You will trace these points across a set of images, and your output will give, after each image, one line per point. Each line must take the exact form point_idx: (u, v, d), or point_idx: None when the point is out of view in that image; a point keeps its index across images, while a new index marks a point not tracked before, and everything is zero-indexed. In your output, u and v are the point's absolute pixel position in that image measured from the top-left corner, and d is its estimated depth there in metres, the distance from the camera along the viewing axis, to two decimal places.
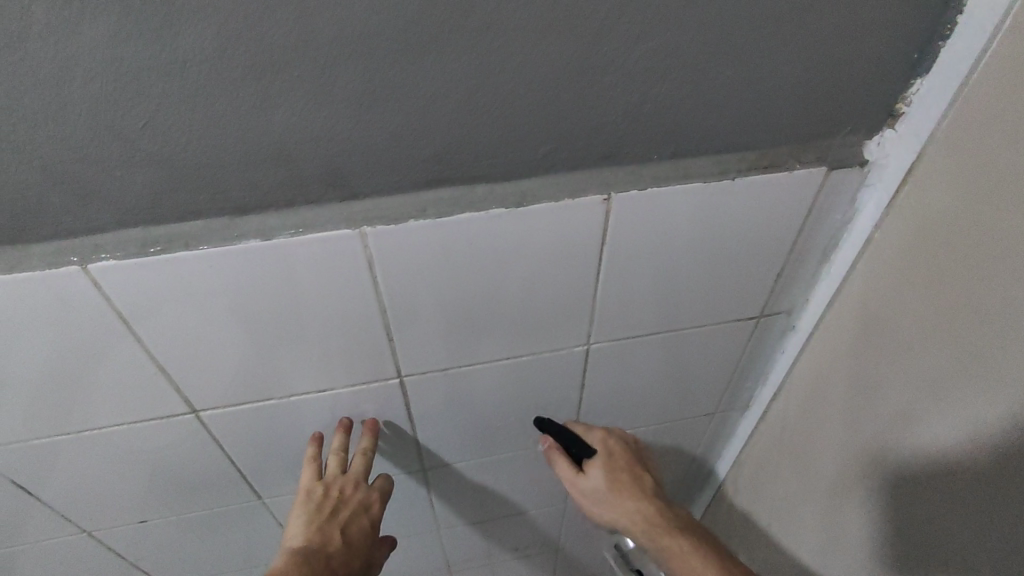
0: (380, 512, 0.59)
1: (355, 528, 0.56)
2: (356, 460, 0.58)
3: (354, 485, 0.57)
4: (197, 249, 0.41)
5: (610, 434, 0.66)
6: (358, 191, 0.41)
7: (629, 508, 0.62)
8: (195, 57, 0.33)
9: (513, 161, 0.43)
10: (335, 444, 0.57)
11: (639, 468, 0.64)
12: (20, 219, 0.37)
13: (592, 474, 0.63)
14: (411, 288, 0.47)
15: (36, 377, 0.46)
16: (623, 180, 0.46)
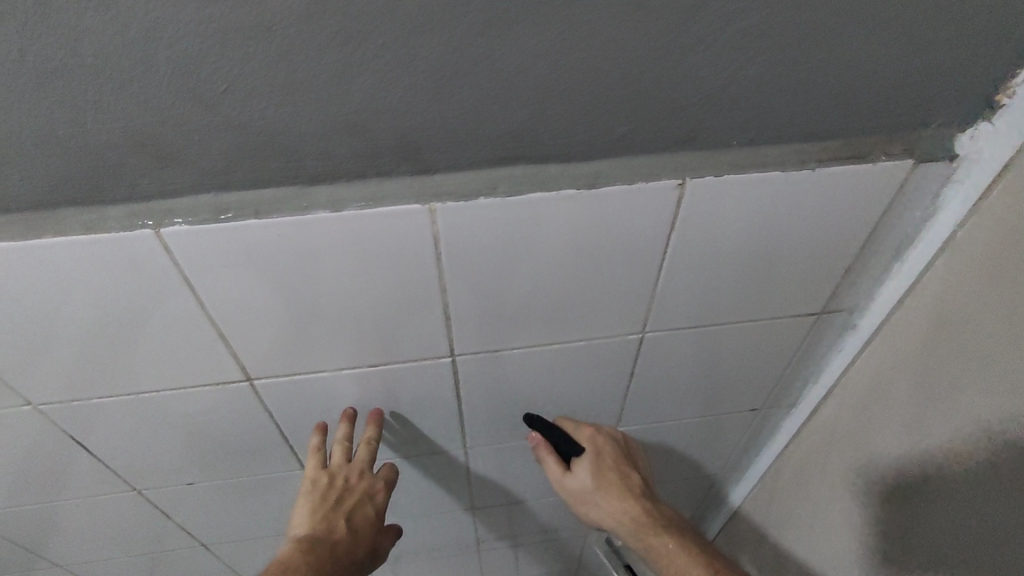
0: (384, 499, 0.62)
1: (360, 516, 0.60)
2: (361, 449, 0.60)
3: (358, 475, 0.60)
4: (267, 218, 0.40)
5: (600, 432, 0.67)
6: (430, 165, 0.40)
7: (616, 507, 0.65)
8: (281, 20, 0.32)
9: (591, 141, 0.41)
10: (340, 433, 0.59)
11: (628, 465, 0.66)
12: (98, 180, 0.37)
13: (581, 473, 0.65)
14: (473, 266, 0.46)
15: (102, 339, 0.47)
16: (701, 166, 0.44)
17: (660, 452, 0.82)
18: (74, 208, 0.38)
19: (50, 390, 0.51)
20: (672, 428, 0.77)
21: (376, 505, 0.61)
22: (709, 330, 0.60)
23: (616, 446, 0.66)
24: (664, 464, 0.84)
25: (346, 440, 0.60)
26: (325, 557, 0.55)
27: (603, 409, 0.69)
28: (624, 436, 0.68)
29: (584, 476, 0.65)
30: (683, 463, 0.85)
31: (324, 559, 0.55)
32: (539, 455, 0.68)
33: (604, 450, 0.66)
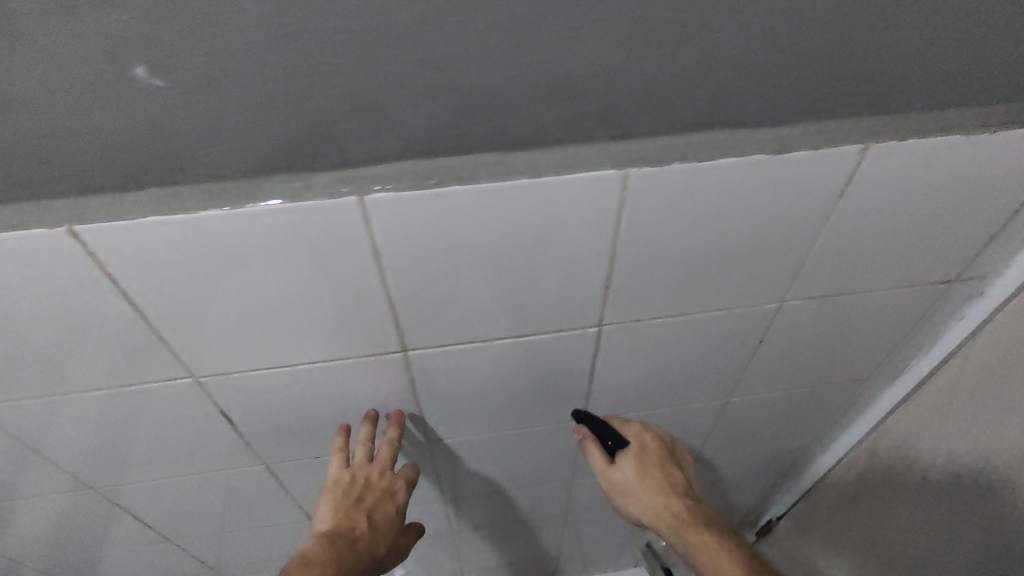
0: (405, 497, 0.63)
1: (381, 514, 0.61)
2: (383, 448, 0.62)
3: (380, 473, 0.62)
4: (469, 184, 0.40)
5: (646, 429, 0.68)
6: (631, 130, 0.40)
7: (655, 502, 0.66)
8: None
9: (788, 104, 0.41)
10: (364, 433, 0.61)
11: (670, 464, 0.68)
12: (311, 146, 0.36)
13: (624, 468, 0.66)
14: (647, 231, 0.47)
15: (278, 311, 0.47)
16: (890, 130, 0.44)
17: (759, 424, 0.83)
18: (282, 175, 0.38)
19: (214, 364, 0.51)
20: (776, 399, 0.77)
21: (396, 503, 0.63)
22: (844, 299, 0.60)
23: (661, 445, 0.68)
24: (760, 433, 0.86)
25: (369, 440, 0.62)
26: (348, 554, 0.57)
27: (720, 381, 0.69)
28: (670, 436, 0.69)
29: (627, 469, 0.67)
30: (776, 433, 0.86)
31: (345, 556, 0.56)
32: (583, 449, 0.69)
33: (649, 446, 0.67)
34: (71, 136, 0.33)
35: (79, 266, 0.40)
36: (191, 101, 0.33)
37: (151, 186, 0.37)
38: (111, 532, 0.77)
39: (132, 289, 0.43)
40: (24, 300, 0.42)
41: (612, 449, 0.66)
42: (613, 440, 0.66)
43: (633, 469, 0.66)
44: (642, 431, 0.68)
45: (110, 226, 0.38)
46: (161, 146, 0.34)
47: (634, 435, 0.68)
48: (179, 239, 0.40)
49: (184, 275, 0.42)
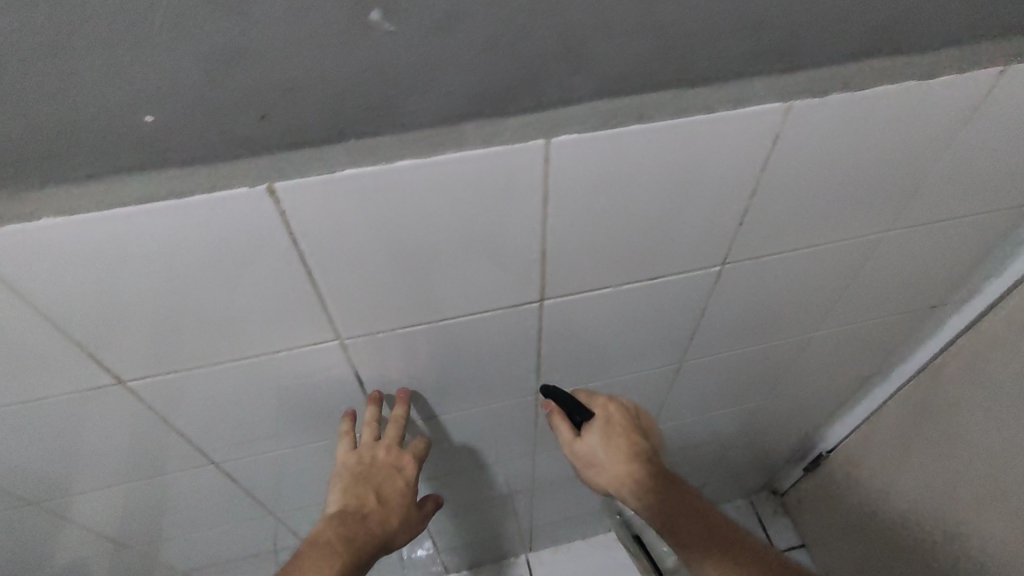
0: (414, 471, 0.62)
1: (391, 490, 0.61)
2: (390, 428, 0.61)
3: (387, 450, 0.61)
4: (649, 122, 0.41)
5: (612, 402, 0.68)
6: (799, 63, 0.42)
7: (620, 472, 0.64)
8: None
9: (938, 28, 0.43)
10: (369, 415, 0.60)
11: (637, 435, 0.66)
12: (514, 89, 0.37)
13: (591, 438, 0.65)
14: (792, 165, 0.49)
15: (436, 267, 0.47)
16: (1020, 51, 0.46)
17: (830, 357, 0.88)
18: (476, 122, 0.38)
19: (364, 325, 0.51)
20: (852, 330, 0.81)
21: (406, 477, 0.62)
22: (939, 225, 0.63)
23: (627, 416, 0.67)
24: (829, 366, 0.91)
25: (376, 420, 0.61)
26: (357, 531, 0.57)
27: (810, 316, 0.73)
28: (636, 408, 0.68)
29: (595, 442, 0.65)
30: (840, 364, 0.91)
31: (354, 533, 0.56)
32: (553, 425, 0.69)
33: (614, 416, 0.67)
34: (294, 89, 0.34)
35: (267, 227, 0.40)
36: (416, 47, 0.34)
37: (352, 139, 0.37)
38: (223, 503, 0.79)
39: (309, 250, 0.43)
40: (202, 268, 0.42)
41: (578, 421, 0.65)
42: (577, 412, 0.65)
43: (599, 438, 0.65)
44: (607, 404, 0.67)
45: (311, 182, 0.38)
46: (378, 92, 0.35)
47: (599, 406, 0.67)
48: (371, 193, 0.40)
49: (364, 233, 0.43)
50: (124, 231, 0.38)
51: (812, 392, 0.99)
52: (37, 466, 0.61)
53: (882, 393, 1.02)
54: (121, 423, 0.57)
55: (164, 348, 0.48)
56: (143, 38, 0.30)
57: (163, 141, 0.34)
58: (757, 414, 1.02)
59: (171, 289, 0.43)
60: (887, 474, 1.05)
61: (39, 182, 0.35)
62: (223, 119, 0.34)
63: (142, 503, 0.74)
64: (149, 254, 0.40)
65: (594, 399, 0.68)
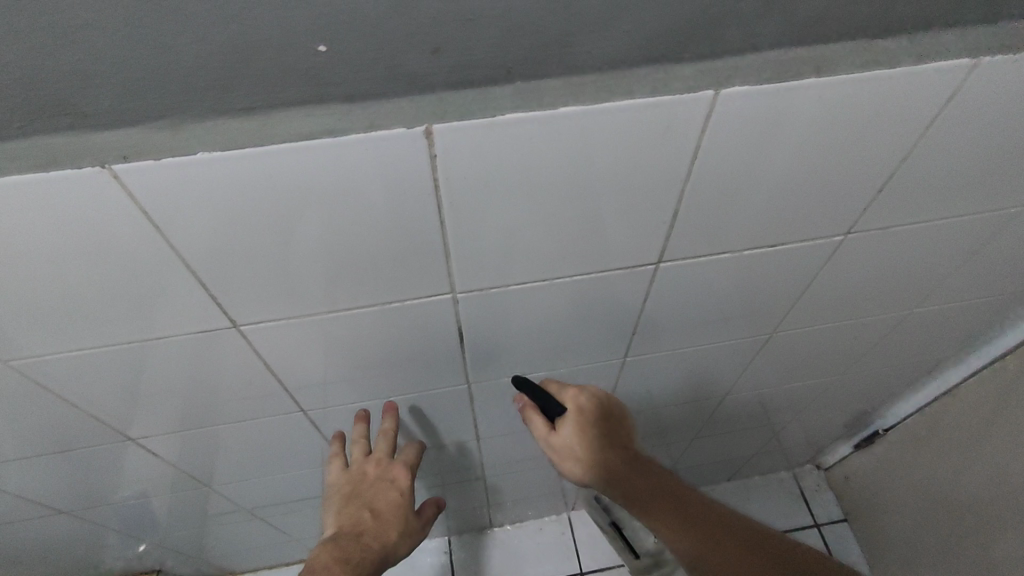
0: (406, 482, 0.70)
1: (384, 501, 0.68)
2: (379, 441, 0.69)
3: (376, 462, 0.68)
4: (826, 76, 0.38)
5: (583, 391, 0.63)
6: (996, 14, 0.38)
7: (599, 464, 0.60)
8: None
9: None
10: (357, 433, 0.69)
11: (612, 423, 0.62)
12: (696, 32, 0.35)
13: (561, 434, 0.61)
14: (952, 130, 0.45)
15: (567, 224, 0.45)
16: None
17: (916, 336, 0.84)
18: (648, 67, 0.36)
19: (480, 280, 0.50)
20: (947, 310, 0.77)
21: (398, 487, 0.69)
22: None
23: (599, 404, 0.62)
24: (911, 346, 0.88)
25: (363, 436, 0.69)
26: (353, 549, 0.63)
27: (913, 293, 0.70)
28: (609, 396, 0.63)
29: (567, 436, 0.61)
30: (924, 344, 0.88)
31: (352, 550, 0.63)
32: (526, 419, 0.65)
33: (586, 407, 0.62)
34: (476, 21, 0.32)
35: (411, 174, 0.38)
36: None
37: (520, 79, 0.35)
38: (300, 447, 0.80)
39: (446, 200, 0.41)
40: (340, 212, 0.40)
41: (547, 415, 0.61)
42: (546, 406, 0.61)
43: (571, 432, 0.61)
44: (578, 394, 0.63)
45: (469, 127, 0.36)
46: (557, 28, 0.33)
47: (571, 401, 0.62)
48: (525, 142, 0.38)
49: (504, 185, 0.41)
50: (272, 171, 0.36)
51: (884, 371, 0.97)
52: (138, 403, 0.62)
53: (956, 375, 0.99)
54: (221, 367, 0.57)
55: (282, 294, 0.47)
56: None
57: (332, 74, 0.32)
58: (824, 390, 1.01)
59: (302, 234, 0.42)
60: (951, 458, 1.02)
61: (199, 113, 0.33)
62: (396, 51, 0.32)
63: (228, 443, 0.75)
64: (290, 196, 0.38)
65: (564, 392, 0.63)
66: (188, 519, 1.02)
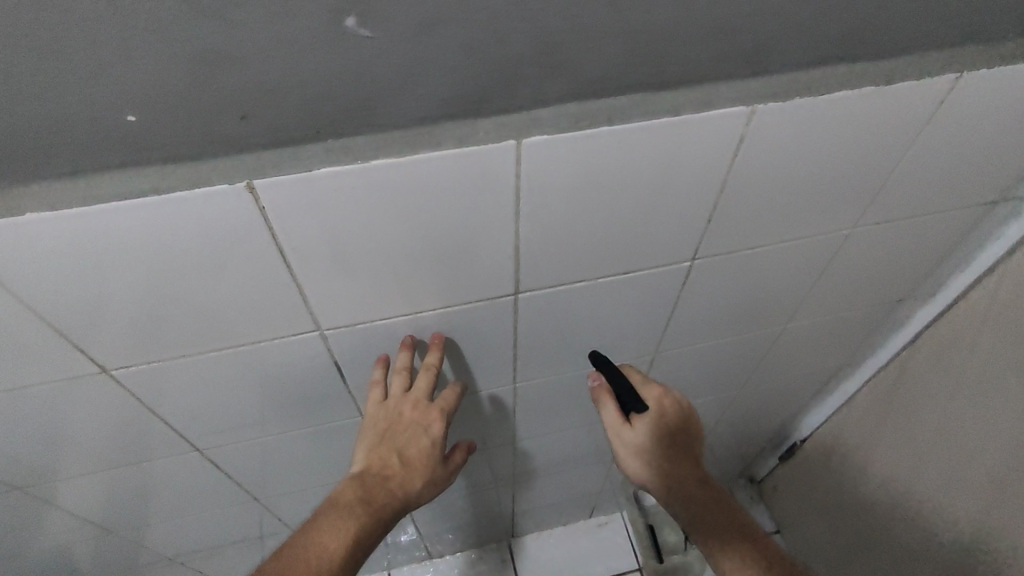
0: (441, 430, 0.61)
1: (415, 450, 0.60)
2: (420, 378, 0.59)
3: (414, 405, 0.59)
4: (617, 125, 0.43)
5: (668, 395, 0.64)
6: (763, 69, 0.44)
7: (664, 469, 0.64)
8: None
9: (905, 28, 0.44)
10: (400, 362, 0.58)
11: (685, 435, 0.65)
12: (488, 91, 0.39)
13: (637, 431, 0.63)
14: (754, 166, 0.51)
15: (415, 261, 0.49)
16: (973, 46, 0.49)
17: (801, 348, 0.90)
18: (452, 123, 0.40)
19: (343, 317, 0.53)
20: (823, 322, 0.83)
21: (432, 436, 0.60)
22: (901, 219, 0.66)
23: (680, 414, 0.64)
24: (800, 358, 0.93)
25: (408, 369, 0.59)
26: (377, 494, 0.58)
27: (780, 308, 0.75)
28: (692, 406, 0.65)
29: (640, 434, 0.63)
30: (812, 355, 0.94)
31: (375, 493, 0.57)
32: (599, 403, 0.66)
33: (667, 412, 0.64)
34: (273, 92, 0.35)
35: (243, 224, 0.42)
36: (391, 49, 0.35)
37: (330, 138, 0.39)
38: (207, 490, 0.80)
39: (286, 246, 0.44)
40: (187, 261, 0.43)
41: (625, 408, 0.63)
42: (629, 398, 0.63)
43: (646, 432, 0.63)
44: (662, 396, 0.64)
45: (288, 179, 0.39)
46: (354, 94, 0.37)
47: (654, 399, 0.64)
48: (349, 190, 0.41)
49: (340, 229, 0.44)
50: (108, 226, 0.39)
51: (785, 382, 1.02)
52: (23, 452, 0.62)
53: (853, 385, 1.04)
54: (103, 411, 0.58)
55: (146, 337, 0.50)
56: (125, 44, 0.31)
57: (145, 140, 0.36)
58: (732, 405, 1.05)
59: (152, 281, 0.44)
60: (856, 463, 1.08)
61: (24, 178, 0.36)
62: (203, 119, 0.35)
63: (128, 489, 0.75)
64: (132, 247, 0.41)
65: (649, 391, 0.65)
66: (106, 571, 1.00)
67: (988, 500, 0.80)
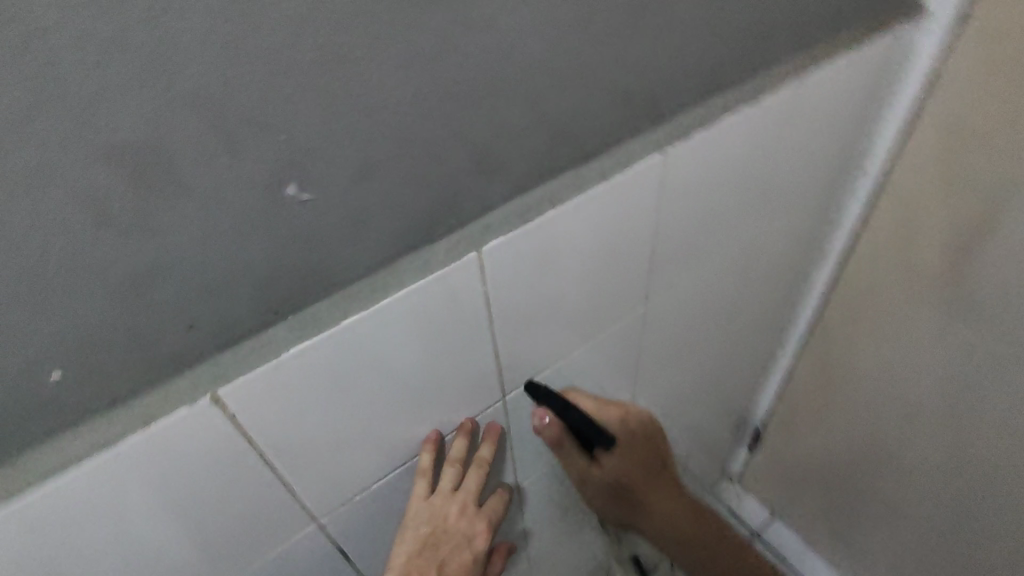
0: (483, 544, 0.56)
1: (457, 562, 0.53)
2: (471, 475, 0.54)
3: (462, 510, 0.53)
4: (560, 205, 0.44)
5: (618, 408, 0.61)
6: (659, 118, 0.47)
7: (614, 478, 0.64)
8: (596, 27, 0.37)
9: (753, 51, 0.50)
10: (455, 453, 0.52)
11: (636, 441, 0.63)
12: (438, 215, 0.37)
13: (596, 455, 0.59)
14: (675, 200, 0.54)
15: (400, 403, 0.45)
16: (802, 50, 0.55)
17: (741, 344, 0.95)
18: (410, 256, 0.38)
19: (337, 494, 0.47)
20: (752, 313, 0.89)
21: (474, 550, 0.55)
22: (789, 207, 0.73)
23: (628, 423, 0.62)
24: (743, 352, 0.98)
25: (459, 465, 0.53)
26: None
27: (717, 312, 0.80)
28: (637, 411, 0.63)
29: (599, 456, 0.60)
30: (751, 347, 0.99)
31: None
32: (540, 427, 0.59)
33: (620, 426, 0.61)
34: (220, 291, 0.31)
35: (215, 443, 0.36)
36: (337, 208, 0.32)
37: (292, 314, 0.35)
38: None
39: (266, 446, 0.39)
40: (152, 510, 0.36)
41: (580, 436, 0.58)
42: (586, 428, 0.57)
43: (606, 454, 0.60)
44: (612, 410, 0.61)
45: (256, 379, 0.34)
46: (308, 265, 0.33)
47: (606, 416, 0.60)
48: (321, 363, 0.37)
49: (320, 405, 0.40)
50: (48, 511, 0.31)
51: (737, 380, 1.06)
52: None
53: (785, 357, 1.10)
54: None
55: None
56: (37, 301, 0.26)
57: (79, 396, 0.29)
58: (701, 418, 1.08)
59: (114, 555, 0.36)
60: (821, 427, 1.13)
61: None
62: (147, 347, 0.30)
63: None
64: (82, 521, 0.33)
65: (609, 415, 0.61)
66: None
67: (947, 422, 0.86)
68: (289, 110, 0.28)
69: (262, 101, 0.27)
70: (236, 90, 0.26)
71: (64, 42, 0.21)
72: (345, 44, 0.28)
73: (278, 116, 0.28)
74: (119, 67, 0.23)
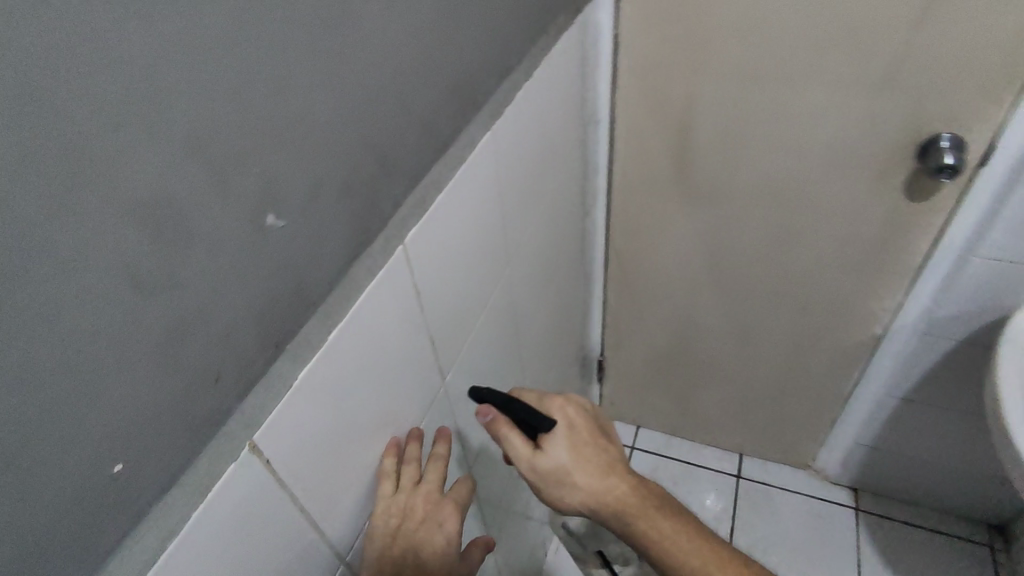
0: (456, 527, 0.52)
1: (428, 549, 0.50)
2: (431, 468, 0.54)
3: (426, 497, 0.51)
4: (443, 190, 0.51)
5: (570, 404, 0.67)
6: (478, 105, 0.58)
7: (596, 484, 0.63)
8: (431, 38, 0.46)
9: (518, 40, 0.63)
10: (411, 451, 0.53)
11: (600, 439, 0.66)
12: (369, 219, 0.43)
13: (554, 449, 0.63)
14: (502, 170, 0.65)
15: (377, 410, 0.48)
16: (540, 36, 0.70)
17: (567, 290, 1.11)
18: (357, 262, 0.42)
19: (347, 521, 0.48)
20: (566, 260, 1.05)
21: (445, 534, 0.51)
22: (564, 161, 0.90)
23: (588, 421, 0.67)
24: (571, 297, 1.15)
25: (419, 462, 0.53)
26: None
27: (545, 264, 0.94)
28: (593, 409, 0.68)
29: (560, 453, 0.63)
30: (573, 291, 1.15)
31: None
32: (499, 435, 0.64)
33: (575, 421, 0.66)
34: (235, 332, 0.32)
35: (257, 496, 0.36)
36: (304, 228, 0.36)
37: (288, 342, 0.37)
38: None
39: (294, 486, 0.39)
40: None
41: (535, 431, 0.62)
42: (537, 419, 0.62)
43: (566, 450, 0.63)
44: (566, 405, 0.67)
45: (280, 414, 0.36)
46: (293, 287, 0.36)
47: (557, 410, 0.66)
48: (322, 384, 0.39)
49: (326, 430, 0.41)
50: None
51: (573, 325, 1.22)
52: None
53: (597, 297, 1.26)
54: None
55: None
56: (98, 387, 0.25)
57: (142, 477, 0.29)
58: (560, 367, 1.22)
59: None
60: (636, 343, 1.32)
61: None
62: (188, 407, 0.30)
63: None
64: None
65: (547, 404, 0.67)
66: None
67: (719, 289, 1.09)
68: (257, 144, 0.31)
69: (238, 139, 0.30)
70: (218, 136, 0.29)
71: (95, 119, 0.23)
72: (286, 82, 0.32)
73: (249, 156, 0.31)
74: (138, 129, 0.25)
